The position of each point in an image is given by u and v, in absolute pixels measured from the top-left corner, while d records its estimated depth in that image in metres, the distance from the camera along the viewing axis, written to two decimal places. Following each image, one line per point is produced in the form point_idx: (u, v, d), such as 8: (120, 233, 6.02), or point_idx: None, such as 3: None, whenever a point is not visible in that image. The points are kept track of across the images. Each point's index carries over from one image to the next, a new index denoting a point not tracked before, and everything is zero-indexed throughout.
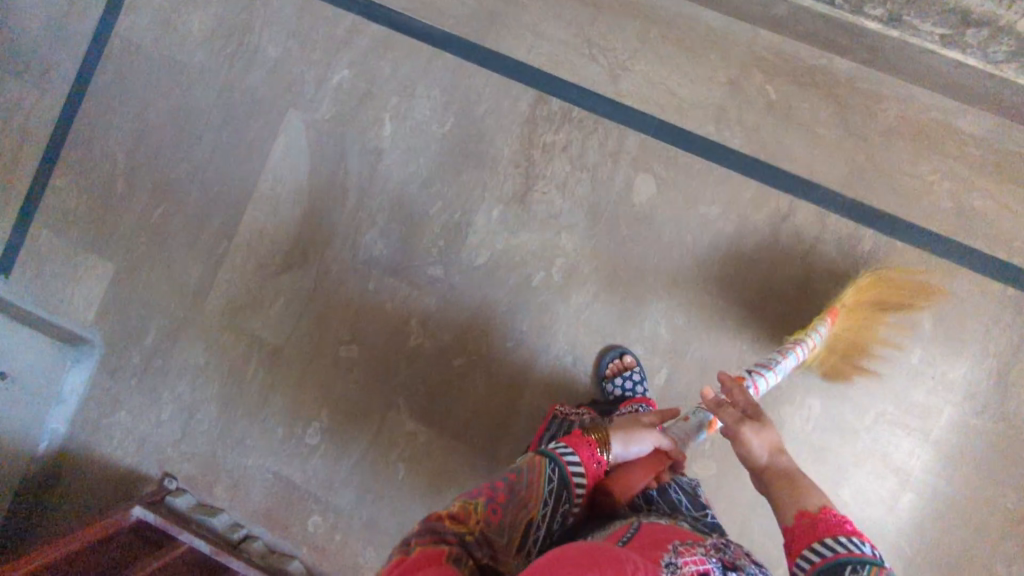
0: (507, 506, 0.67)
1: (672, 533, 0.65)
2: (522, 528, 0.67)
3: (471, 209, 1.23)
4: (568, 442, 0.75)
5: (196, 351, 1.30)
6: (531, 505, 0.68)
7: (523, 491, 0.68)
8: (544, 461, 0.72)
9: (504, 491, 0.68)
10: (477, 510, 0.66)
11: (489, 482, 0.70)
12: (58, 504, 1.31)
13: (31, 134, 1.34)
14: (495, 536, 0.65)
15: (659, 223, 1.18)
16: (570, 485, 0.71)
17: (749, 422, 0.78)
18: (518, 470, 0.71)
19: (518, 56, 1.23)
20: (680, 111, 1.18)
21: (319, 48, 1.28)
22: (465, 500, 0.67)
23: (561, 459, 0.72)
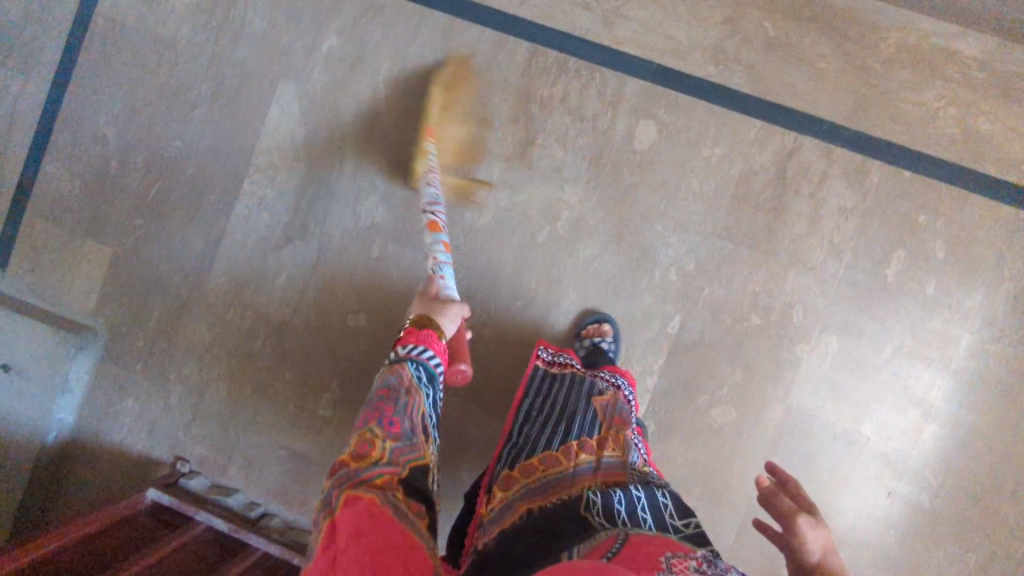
0: (398, 414, 0.79)
1: (662, 546, 0.66)
2: (417, 425, 0.81)
3: (472, 168, 1.21)
4: (422, 342, 0.91)
5: (201, 332, 1.28)
6: (415, 402, 0.82)
7: (402, 393, 0.82)
8: (408, 367, 0.86)
9: (389, 405, 0.80)
10: (377, 433, 0.76)
11: (370, 410, 0.79)
12: (73, 495, 1.30)
13: (18, 122, 1.32)
14: (403, 448, 0.76)
15: (662, 169, 1.16)
16: (435, 373, 0.89)
17: (807, 514, 0.72)
18: (389, 385, 0.82)
19: (510, 10, 1.21)
20: (678, 54, 1.16)
21: (307, 15, 1.25)
22: (362, 431, 0.76)
23: (422, 359, 0.88)
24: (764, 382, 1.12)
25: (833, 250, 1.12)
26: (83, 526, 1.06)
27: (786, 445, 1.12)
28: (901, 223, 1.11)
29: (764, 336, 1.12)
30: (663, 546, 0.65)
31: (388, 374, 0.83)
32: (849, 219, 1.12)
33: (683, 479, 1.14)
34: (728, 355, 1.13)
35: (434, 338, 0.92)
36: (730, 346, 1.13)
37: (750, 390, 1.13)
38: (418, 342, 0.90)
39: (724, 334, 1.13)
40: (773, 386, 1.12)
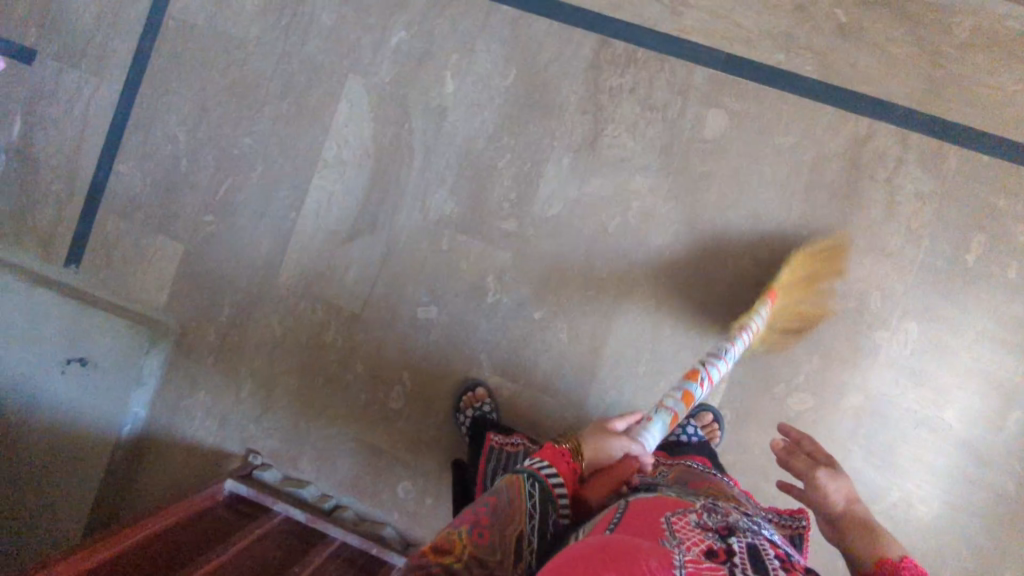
0: (491, 528, 0.64)
1: (661, 506, 0.66)
2: (510, 545, 0.64)
3: (541, 158, 1.21)
4: (542, 456, 0.76)
5: (271, 326, 1.30)
6: (517, 524, 0.65)
7: (507, 508, 0.67)
8: (522, 479, 0.71)
9: (486, 514, 0.65)
10: (462, 539, 0.63)
11: (466, 513, 0.67)
12: (143, 486, 1.33)
13: (93, 123, 1.37)
14: (485, 563, 0.61)
15: (735, 157, 1.15)
16: (554, 498, 0.70)
17: (825, 469, 0.81)
18: (494, 494, 0.68)
19: (578, 1, 1.21)
20: (748, 42, 1.16)
21: (375, 12, 1.27)
22: (448, 531, 0.64)
23: (540, 476, 0.71)
24: (842, 370, 1.12)
25: (910, 236, 1.11)
26: (169, 515, 1.07)
27: (866, 434, 1.12)
28: (979, 208, 1.11)
29: (841, 323, 1.12)
30: (662, 508, 0.65)
31: (497, 482, 0.70)
32: (927, 204, 1.11)
33: (761, 466, 1.14)
34: (805, 342, 1.13)
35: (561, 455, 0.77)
36: (807, 334, 1.13)
37: (828, 378, 1.12)
38: (546, 459, 0.75)
39: (800, 322, 1.13)
40: (851, 373, 1.12)
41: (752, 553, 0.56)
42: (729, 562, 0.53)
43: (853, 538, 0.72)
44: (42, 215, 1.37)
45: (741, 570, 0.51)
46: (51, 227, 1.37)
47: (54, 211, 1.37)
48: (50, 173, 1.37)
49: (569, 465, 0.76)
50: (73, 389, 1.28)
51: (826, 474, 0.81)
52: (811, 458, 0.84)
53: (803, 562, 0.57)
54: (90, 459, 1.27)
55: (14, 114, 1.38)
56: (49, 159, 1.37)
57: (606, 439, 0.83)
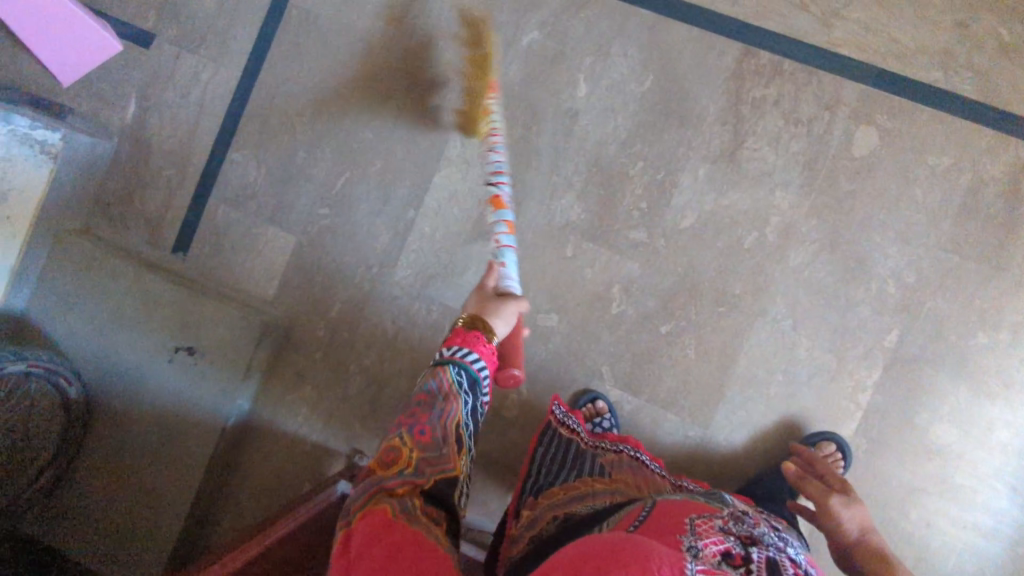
0: (430, 425, 0.80)
1: (690, 508, 0.69)
2: (449, 437, 0.81)
3: (676, 168, 1.18)
4: (463, 343, 0.92)
5: (383, 324, 1.27)
6: (450, 413, 0.83)
7: (439, 404, 0.83)
8: (449, 371, 0.88)
9: (424, 412, 0.82)
10: (408, 442, 0.78)
11: (404, 418, 0.82)
12: (244, 478, 1.30)
13: (208, 110, 1.35)
14: (430, 460, 0.77)
15: (884, 177, 1.12)
16: (476, 379, 0.89)
17: (839, 498, 0.94)
18: (427, 391, 0.85)
19: (722, 10, 1.18)
20: (903, 59, 1.13)
21: (507, 9, 1.24)
22: (392, 439, 0.79)
23: (466, 364, 0.89)
24: (990, 402, 1.10)
25: None
26: (291, 522, 1.03)
27: (1011, 468, 1.10)
28: None
29: (993, 351, 1.10)
30: (690, 510, 0.68)
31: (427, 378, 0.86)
32: None
33: (896, 498, 1.10)
34: (951, 370, 1.10)
35: (481, 339, 0.93)
36: (953, 362, 1.10)
37: (973, 410, 1.10)
38: (465, 346, 0.92)
39: (946, 350, 1.10)
40: (996, 406, 1.10)
41: (773, 565, 0.57)
42: (742, 567, 0.55)
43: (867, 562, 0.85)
44: (152, 201, 1.36)
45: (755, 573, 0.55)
46: (161, 213, 1.36)
47: (163, 197, 1.36)
48: (161, 158, 1.36)
49: (488, 347, 0.94)
50: (180, 379, 1.25)
51: (839, 501, 0.94)
52: (822, 482, 0.97)
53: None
54: (195, 452, 1.24)
55: (129, 96, 1.36)
56: (162, 144, 1.36)
57: (499, 304, 1.01)
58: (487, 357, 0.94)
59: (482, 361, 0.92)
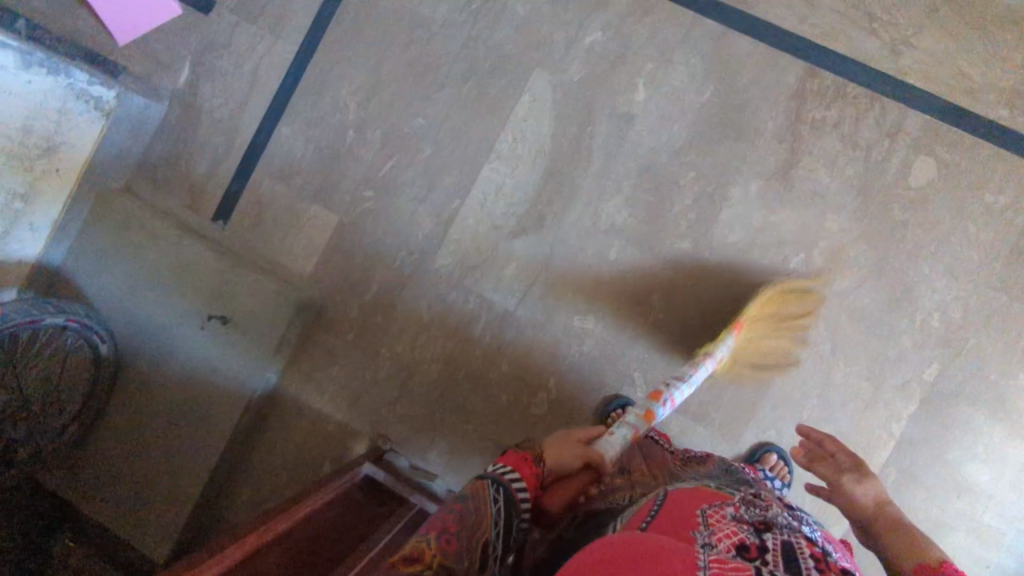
0: (457, 536, 0.67)
1: (699, 498, 0.69)
2: (477, 549, 0.67)
3: (729, 182, 1.17)
4: (508, 461, 0.75)
5: (418, 310, 1.27)
6: (482, 529, 0.68)
7: (472, 517, 0.68)
8: (487, 486, 0.71)
9: (453, 521, 0.68)
10: (430, 546, 0.66)
11: (433, 518, 0.69)
12: (265, 451, 1.29)
13: (262, 81, 1.35)
14: (452, 572, 0.65)
15: (938, 209, 1.11)
16: (518, 504, 0.71)
17: (851, 476, 0.84)
18: (461, 498, 0.70)
19: (790, 27, 1.17)
20: (968, 93, 1.12)
21: (572, 7, 1.24)
22: (415, 538, 0.67)
23: (506, 483, 0.72)
24: None
25: None
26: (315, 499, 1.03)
27: None
28: None
29: None
30: (699, 501, 0.67)
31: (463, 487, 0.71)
32: None
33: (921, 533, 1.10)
34: (988, 409, 1.10)
35: (529, 462, 0.76)
36: (992, 401, 1.10)
37: (1008, 451, 1.09)
38: (511, 467, 0.74)
39: (985, 389, 1.10)
40: None
41: (787, 551, 0.58)
42: (760, 558, 0.56)
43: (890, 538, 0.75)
44: (197, 167, 1.36)
45: (772, 565, 0.55)
46: (204, 180, 1.36)
47: (209, 164, 1.35)
48: (210, 125, 1.36)
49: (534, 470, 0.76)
50: (208, 347, 1.25)
51: (851, 480, 0.83)
52: (830, 461, 0.87)
53: (838, 562, 0.59)
54: (219, 421, 1.24)
55: (184, 60, 1.36)
56: (212, 111, 1.36)
57: (564, 445, 0.82)
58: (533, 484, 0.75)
59: (526, 486, 0.73)
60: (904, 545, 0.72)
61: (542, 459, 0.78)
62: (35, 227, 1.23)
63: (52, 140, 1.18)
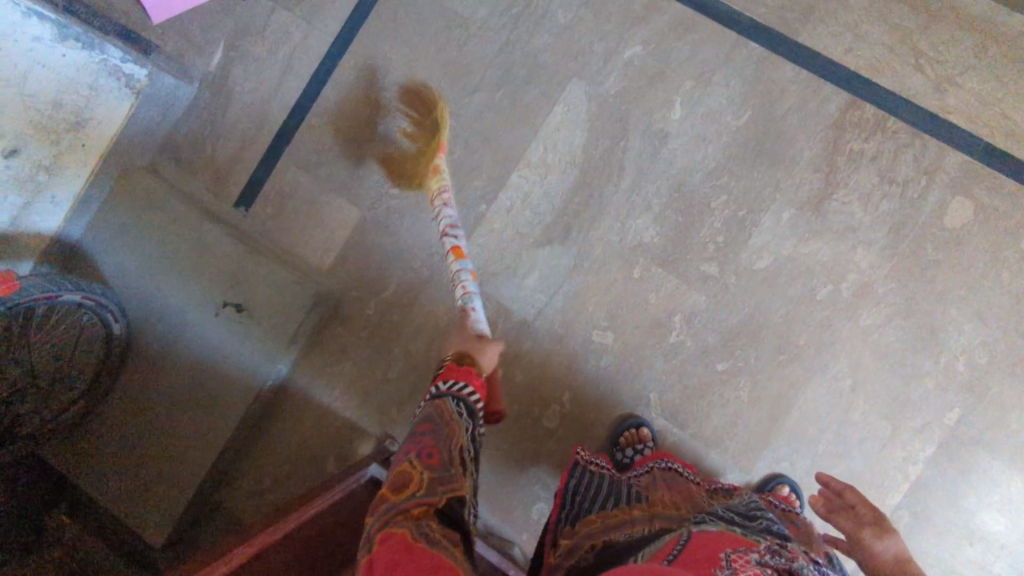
0: (437, 449, 0.77)
1: (725, 542, 0.66)
2: (455, 458, 0.77)
3: (760, 208, 1.15)
4: (454, 376, 0.89)
5: (436, 313, 1.26)
6: (454, 436, 0.79)
7: (443, 430, 0.80)
8: (447, 402, 0.84)
9: (431, 440, 0.77)
10: (416, 465, 0.74)
11: (410, 441, 0.78)
12: (268, 443, 1.27)
13: (295, 69, 1.34)
14: (439, 482, 0.73)
15: (972, 252, 1.09)
16: (472, 411, 0.86)
17: (872, 531, 0.90)
18: (428, 419, 0.81)
19: (834, 56, 1.15)
20: (1011, 137, 1.11)
21: (615, 20, 1.22)
22: (399, 465, 0.75)
23: (463, 396, 0.86)
24: None
25: None
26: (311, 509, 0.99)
27: None
28: None
29: None
30: (726, 545, 0.65)
31: (427, 408, 0.82)
32: None
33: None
34: (1007, 458, 1.08)
35: (474, 373, 0.91)
36: (1011, 450, 1.08)
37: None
38: (460, 379, 0.88)
39: (1006, 437, 1.08)
40: None
41: None
42: None
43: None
44: (223, 150, 1.35)
45: None
46: (229, 165, 1.34)
47: (235, 148, 1.34)
48: (239, 109, 1.34)
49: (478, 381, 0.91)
50: (222, 334, 1.24)
51: (871, 534, 0.90)
52: (852, 514, 0.93)
53: None
54: (226, 409, 1.22)
55: (218, 43, 1.35)
56: (242, 96, 1.35)
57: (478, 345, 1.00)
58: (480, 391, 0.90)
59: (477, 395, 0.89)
60: None
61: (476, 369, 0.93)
62: (56, 199, 1.22)
63: (80, 115, 1.17)
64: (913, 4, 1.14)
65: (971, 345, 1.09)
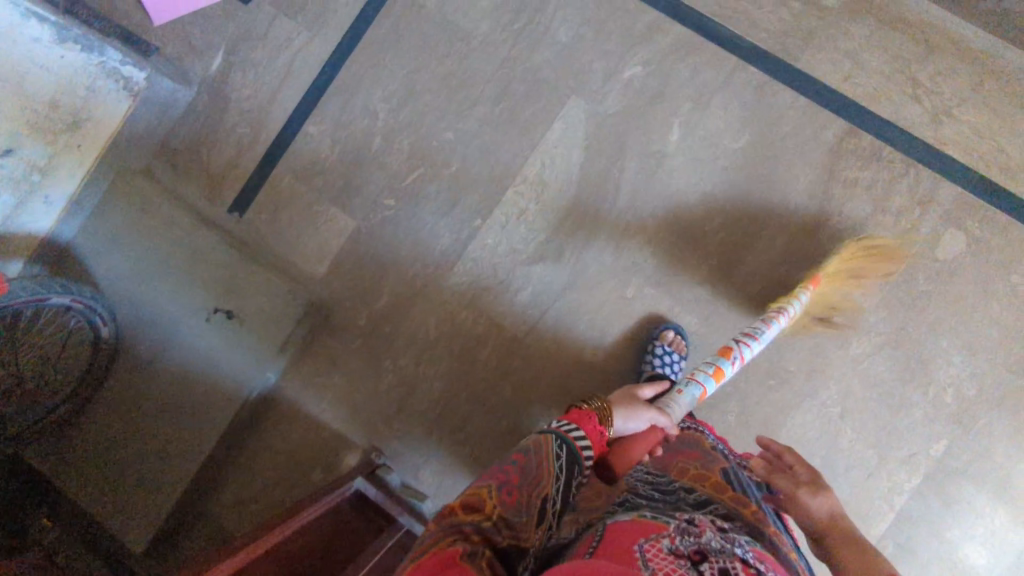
0: (519, 486, 0.69)
1: (638, 528, 0.66)
2: (537, 501, 0.69)
3: (753, 232, 1.16)
4: (571, 418, 0.80)
5: (427, 326, 1.25)
6: (543, 479, 0.71)
7: (535, 471, 0.71)
8: (551, 440, 0.75)
9: (516, 474, 0.70)
10: (492, 497, 0.68)
11: (496, 468, 0.72)
12: (253, 452, 1.26)
13: (295, 77, 1.34)
14: (510, 520, 0.66)
15: (963, 285, 1.10)
16: (580, 459, 0.75)
17: (805, 489, 0.82)
18: (524, 452, 0.73)
19: (832, 83, 1.16)
20: (1005, 171, 1.11)
21: (617, 40, 1.22)
22: (476, 487, 0.69)
23: (569, 438, 0.76)
24: None
25: None
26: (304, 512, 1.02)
27: None
28: None
29: None
30: (636, 531, 0.65)
31: (527, 440, 0.74)
32: None
33: None
34: (992, 492, 1.08)
35: (590, 419, 0.81)
36: (997, 484, 1.08)
37: (1008, 538, 1.07)
38: (574, 421, 0.79)
39: (991, 470, 1.08)
40: None
41: None
42: None
43: (842, 552, 0.72)
44: (219, 156, 1.34)
45: None
46: (225, 170, 1.34)
47: (231, 153, 1.34)
48: (237, 114, 1.34)
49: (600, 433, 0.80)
50: (212, 340, 1.23)
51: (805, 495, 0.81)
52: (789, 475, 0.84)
53: None
54: (213, 415, 1.22)
55: (218, 48, 1.35)
56: (241, 102, 1.35)
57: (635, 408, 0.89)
58: (597, 446, 0.79)
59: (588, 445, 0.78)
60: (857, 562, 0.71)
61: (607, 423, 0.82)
62: (50, 200, 1.20)
63: (78, 115, 1.16)
64: (913, 35, 1.14)
65: (961, 378, 1.09)
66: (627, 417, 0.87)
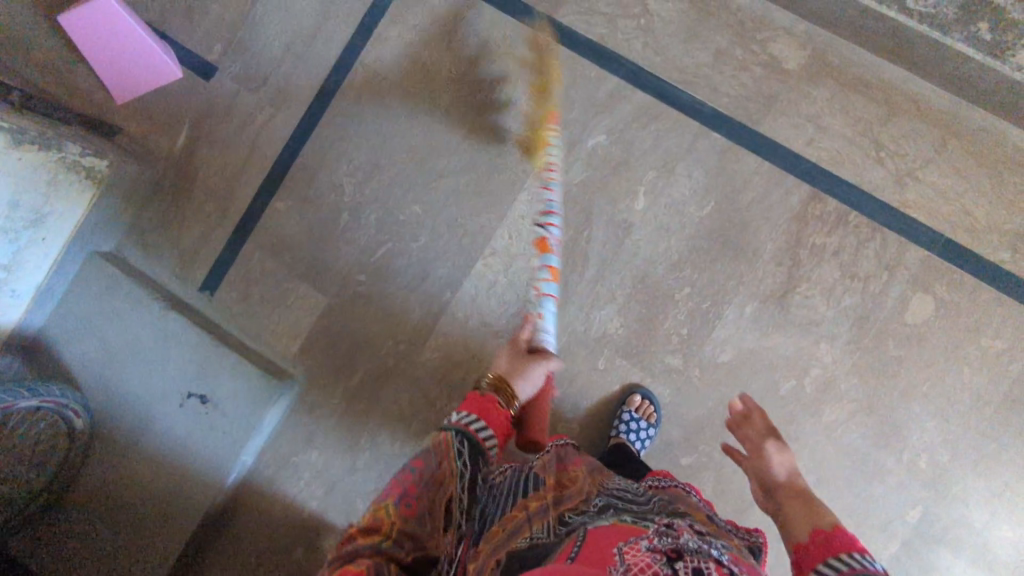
0: (417, 495, 0.75)
1: (614, 534, 0.62)
2: (437, 505, 0.76)
3: (722, 300, 1.15)
4: (473, 409, 0.87)
5: (402, 400, 1.26)
6: (444, 481, 0.78)
7: (433, 476, 0.78)
8: (449, 437, 0.82)
9: (413, 485, 0.76)
10: (391, 512, 0.73)
11: (393, 481, 0.78)
12: (235, 537, 1.26)
13: (259, 152, 1.32)
14: (411, 532, 0.73)
15: (932, 350, 1.10)
16: (481, 449, 0.83)
17: (772, 441, 0.80)
18: (424, 455, 0.80)
19: (795, 147, 1.15)
20: (971, 234, 1.11)
21: (578, 108, 1.22)
22: (376, 505, 0.75)
23: (469, 431, 0.83)
24: None
25: None
26: None
27: None
28: None
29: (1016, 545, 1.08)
30: (615, 538, 0.61)
31: (425, 445, 0.81)
32: None
33: None
34: (969, 556, 1.08)
35: (493, 405, 0.89)
36: (973, 547, 1.08)
37: None
38: (473, 411, 0.87)
39: (968, 533, 1.08)
40: None
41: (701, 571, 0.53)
42: None
43: (785, 503, 0.70)
44: (188, 235, 1.33)
45: None
46: (194, 248, 1.33)
47: (199, 231, 1.33)
48: (204, 191, 1.33)
49: (502, 416, 0.89)
50: (186, 427, 1.22)
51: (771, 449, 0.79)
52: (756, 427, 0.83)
53: None
54: (189, 506, 1.20)
55: (181, 125, 1.34)
56: (206, 179, 1.33)
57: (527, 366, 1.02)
58: (499, 429, 0.87)
59: (492, 434, 0.85)
60: (800, 516, 0.66)
61: (506, 402, 0.91)
62: (17, 293, 1.19)
63: (40, 212, 1.14)
64: (873, 97, 1.13)
65: (934, 444, 1.10)
66: (523, 385, 0.98)
